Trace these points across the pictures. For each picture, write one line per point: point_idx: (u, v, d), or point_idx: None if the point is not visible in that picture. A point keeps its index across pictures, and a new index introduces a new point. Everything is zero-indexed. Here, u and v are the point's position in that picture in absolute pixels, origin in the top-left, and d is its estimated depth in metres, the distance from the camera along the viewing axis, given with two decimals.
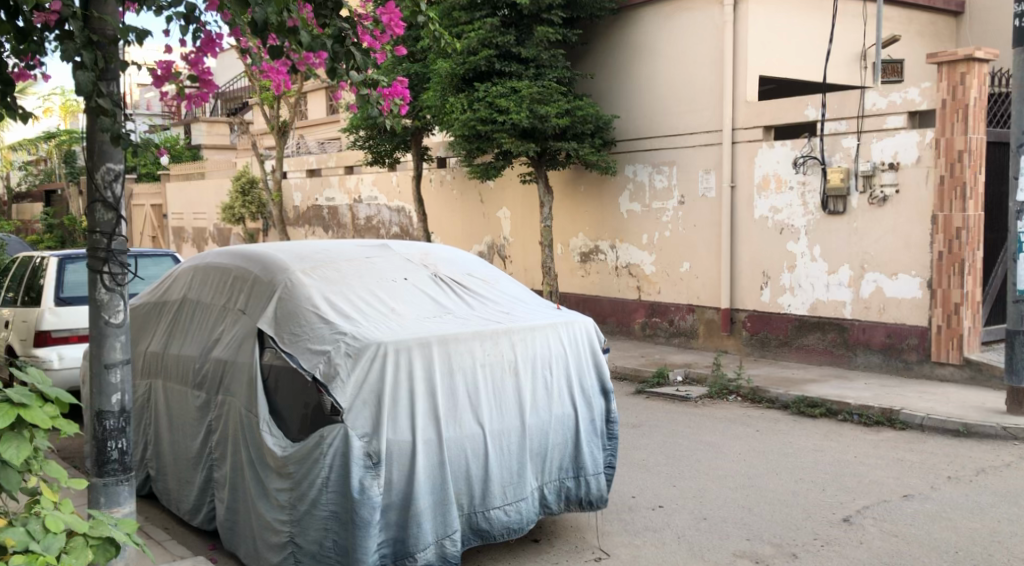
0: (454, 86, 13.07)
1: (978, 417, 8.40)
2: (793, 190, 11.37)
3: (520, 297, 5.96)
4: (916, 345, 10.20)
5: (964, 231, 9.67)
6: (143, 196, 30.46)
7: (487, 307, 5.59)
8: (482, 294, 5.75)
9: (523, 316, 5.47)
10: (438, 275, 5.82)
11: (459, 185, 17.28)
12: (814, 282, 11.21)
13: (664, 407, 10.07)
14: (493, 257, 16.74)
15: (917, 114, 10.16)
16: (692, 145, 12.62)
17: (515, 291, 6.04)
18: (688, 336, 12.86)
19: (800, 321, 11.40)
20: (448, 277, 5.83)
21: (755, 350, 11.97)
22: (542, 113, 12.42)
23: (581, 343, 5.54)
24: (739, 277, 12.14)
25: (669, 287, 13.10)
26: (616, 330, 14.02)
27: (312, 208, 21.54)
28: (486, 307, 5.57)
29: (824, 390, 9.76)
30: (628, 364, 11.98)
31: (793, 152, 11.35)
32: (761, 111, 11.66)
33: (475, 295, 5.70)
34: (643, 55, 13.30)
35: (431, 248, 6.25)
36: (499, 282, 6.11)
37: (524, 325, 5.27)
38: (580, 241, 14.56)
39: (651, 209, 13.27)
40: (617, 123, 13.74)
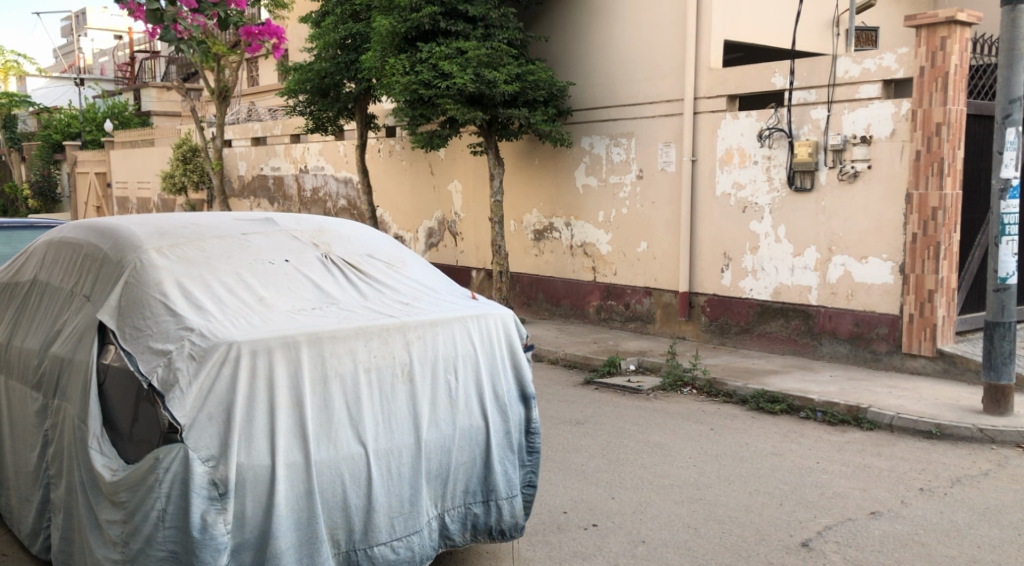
0: (397, 47, 12.05)
1: (953, 416, 7.63)
2: (757, 165, 10.52)
3: (430, 282, 5.03)
4: (885, 335, 9.42)
5: (941, 211, 8.88)
6: (85, 163, 29.06)
7: (384, 295, 4.65)
8: (381, 279, 4.81)
9: (425, 307, 4.53)
10: (328, 257, 4.87)
11: (408, 156, 16.27)
12: (778, 265, 10.40)
13: (613, 400, 9.22)
14: (443, 232, 15.79)
15: (892, 83, 9.33)
16: (652, 115, 11.71)
17: (424, 276, 5.10)
18: (644, 321, 12.03)
19: (762, 306, 10.58)
20: (340, 259, 4.88)
21: (714, 337, 11.16)
22: (490, 78, 11.47)
23: (495, 340, 4.61)
24: (699, 258, 11.30)
25: (626, 267, 12.23)
26: (570, 313, 13.14)
27: (257, 177, 20.45)
28: (382, 295, 4.63)
29: (786, 383, 8.96)
30: (579, 351, 11.11)
31: (758, 123, 10.48)
32: (724, 78, 10.77)
33: (372, 280, 4.76)
34: (601, 18, 12.34)
35: (327, 224, 5.30)
36: (406, 264, 5.19)
37: (423, 319, 4.34)
38: (533, 217, 13.64)
39: (608, 184, 12.38)
40: (573, 91, 12.79)
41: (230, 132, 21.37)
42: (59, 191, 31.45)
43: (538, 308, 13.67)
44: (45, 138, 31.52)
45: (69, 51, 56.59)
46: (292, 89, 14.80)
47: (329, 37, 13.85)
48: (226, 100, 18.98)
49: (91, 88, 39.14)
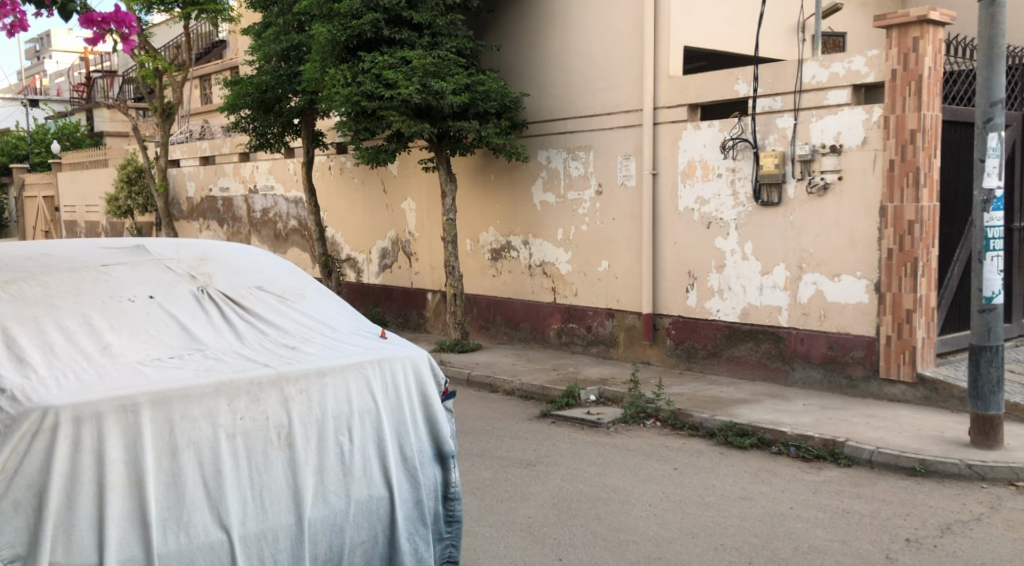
0: (338, 56, 11.31)
1: (937, 451, 6.94)
2: (721, 178, 9.85)
3: (331, 319, 4.26)
4: (861, 358, 8.74)
5: (917, 225, 8.24)
6: (33, 186, 28.00)
7: (270, 337, 3.85)
8: (271, 317, 4.03)
9: (317, 352, 3.74)
10: (208, 290, 4.07)
11: (359, 173, 15.53)
12: (746, 284, 9.71)
13: (569, 435, 8.46)
14: (397, 253, 15.00)
15: (862, 89, 8.72)
16: (610, 127, 11.03)
17: (329, 311, 4.31)
18: (607, 346, 11.28)
19: (730, 328, 9.87)
20: (223, 292, 4.08)
21: (681, 362, 10.42)
22: (436, 89, 10.71)
23: (405, 390, 3.83)
24: (663, 277, 10.58)
25: (586, 288, 11.50)
26: (530, 337, 12.35)
27: (206, 198, 19.90)
28: (268, 337, 3.85)
29: (757, 414, 8.24)
30: (536, 380, 10.34)
31: (721, 134, 9.82)
32: (685, 86, 10.11)
33: (255, 319, 3.98)
34: (556, 25, 11.66)
35: (213, 251, 4.52)
36: (306, 297, 4.42)
37: (309, 368, 3.56)
38: (490, 236, 12.88)
39: (566, 201, 11.66)
40: (528, 102, 12.09)
41: (176, 152, 20.74)
42: (7, 215, 30.38)
43: (496, 333, 12.87)
44: None
45: (26, 72, 55.42)
46: (232, 104, 14.00)
47: (270, 48, 13.12)
48: (170, 118, 18.21)
49: (41, 108, 38.10)
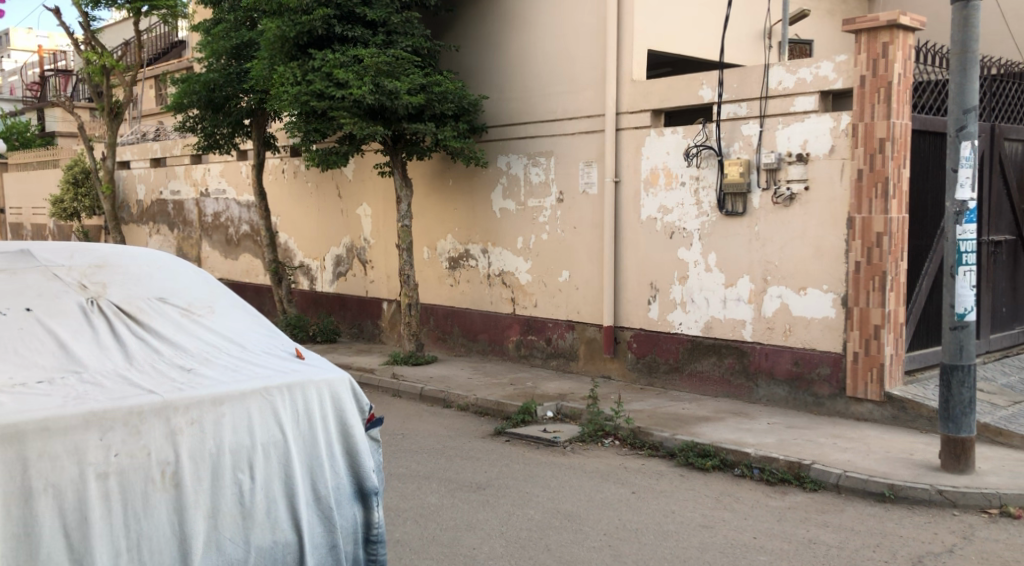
0: (287, 53, 11.01)
1: (907, 475, 6.59)
2: (684, 186, 9.48)
3: (240, 335, 4.17)
4: (827, 376, 8.39)
5: (886, 237, 7.92)
6: None
7: (167, 359, 3.82)
8: (172, 334, 3.97)
9: (216, 379, 3.75)
10: (106, 303, 3.96)
11: (314, 178, 15.08)
12: (709, 297, 9.33)
13: (523, 455, 8.01)
14: (352, 261, 14.51)
15: (830, 95, 8.40)
16: (571, 132, 10.63)
17: (237, 324, 4.23)
18: (566, 359, 10.82)
19: (692, 342, 9.47)
20: (122, 305, 3.98)
21: (642, 377, 9.98)
22: (390, 89, 10.31)
23: (312, 420, 3.90)
24: (624, 289, 10.18)
25: (546, 299, 11.06)
26: (487, 349, 11.84)
27: (157, 202, 20.14)
28: (167, 360, 3.81)
29: (720, 434, 7.85)
30: (492, 395, 9.89)
31: (685, 141, 9.45)
32: (648, 91, 9.74)
33: (151, 338, 3.89)
34: (516, 26, 11.27)
35: (114, 255, 4.28)
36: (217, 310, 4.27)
37: (204, 402, 3.61)
38: (448, 243, 12.37)
39: (526, 208, 11.23)
40: (487, 105, 11.66)
41: (126, 153, 21.00)
42: None
43: (453, 345, 12.32)
44: None
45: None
46: (179, 102, 13.71)
47: (220, 45, 12.84)
48: (119, 117, 18.27)
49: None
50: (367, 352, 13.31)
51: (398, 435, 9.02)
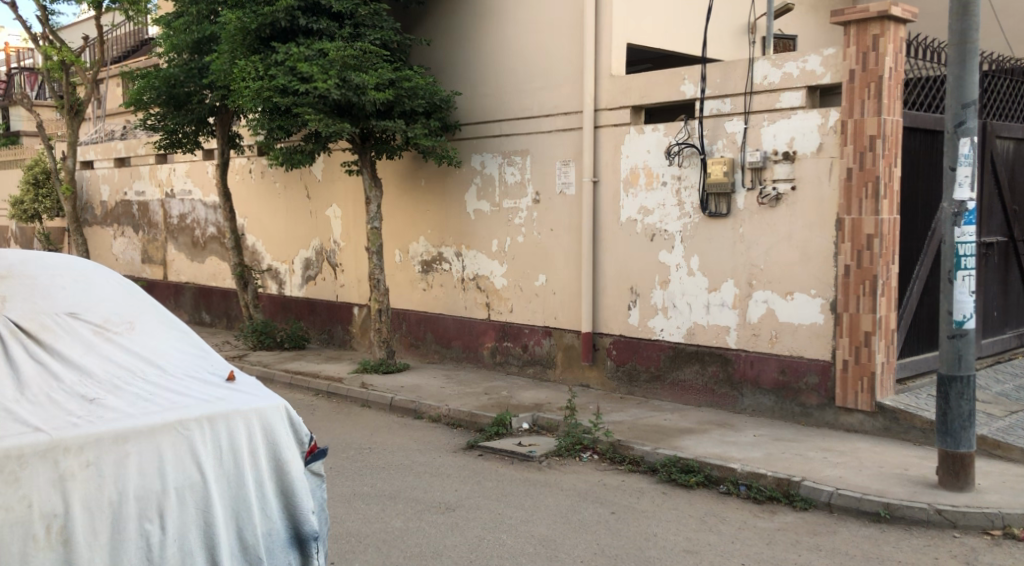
0: (250, 47, 10.68)
1: (903, 493, 6.18)
2: (665, 186, 9.05)
3: (163, 357, 4.20)
4: (816, 385, 7.99)
5: (877, 239, 7.53)
6: None
7: (76, 391, 3.77)
8: (86, 364, 3.94)
9: (126, 412, 3.70)
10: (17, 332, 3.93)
11: (282, 178, 14.60)
12: (691, 302, 8.91)
13: (495, 472, 7.57)
14: (321, 264, 14.02)
15: (818, 90, 8.00)
16: (547, 130, 10.19)
17: (158, 349, 4.22)
18: (543, 367, 10.35)
19: (674, 349, 9.03)
20: (34, 333, 3.96)
21: (622, 386, 9.53)
22: (356, 83, 9.84)
23: (235, 458, 3.83)
24: (603, 293, 9.73)
25: (522, 304, 10.58)
26: (461, 356, 11.33)
27: (121, 203, 20.22)
28: (76, 391, 3.77)
29: (704, 447, 7.42)
30: (464, 405, 9.43)
31: (666, 139, 9.03)
32: (628, 86, 9.31)
33: (63, 368, 3.86)
34: (489, 20, 10.82)
35: (35, 279, 4.27)
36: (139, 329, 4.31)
37: (110, 440, 3.54)
38: (420, 246, 11.83)
39: (501, 210, 10.76)
40: (459, 102, 11.20)
41: (90, 152, 20.97)
42: None
43: (426, 351, 11.78)
44: None
45: None
46: (138, 98, 13.35)
47: (179, 38, 12.55)
48: (79, 113, 18.54)
49: None
50: (336, 359, 12.82)
51: (364, 449, 8.57)
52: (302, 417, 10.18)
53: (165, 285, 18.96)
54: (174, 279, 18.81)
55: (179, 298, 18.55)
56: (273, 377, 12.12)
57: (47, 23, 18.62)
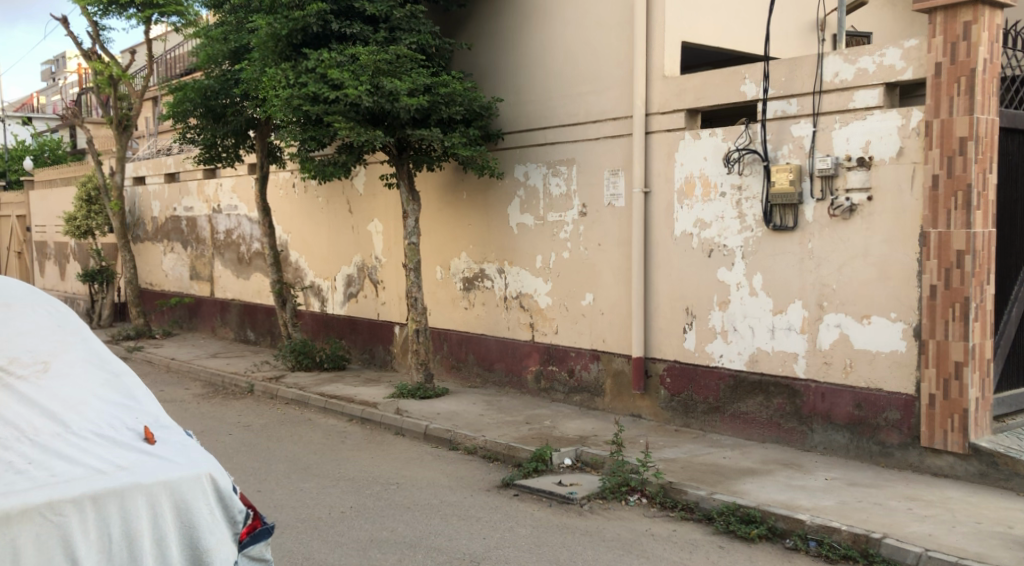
0: (281, 53, 10.18)
1: (1008, 559, 5.21)
2: (724, 197, 8.18)
3: (83, 416, 4.10)
4: (897, 422, 7.02)
5: (969, 256, 6.57)
6: (13, 205, 27.90)
7: None
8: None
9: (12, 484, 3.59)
10: None
11: (325, 192, 14.08)
12: (754, 325, 8.00)
13: (530, 516, 6.77)
14: (363, 281, 13.41)
15: (898, 87, 7.08)
16: (595, 137, 9.40)
17: (77, 407, 4.14)
18: (591, 394, 9.50)
19: (735, 378, 8.13)
20: None
21: (677, 417, 8.63)
22: (389, 89, 9.21)
23: (128, 545, 3.66)
24: (655, 315, 8.86)
25: (568, 325, 9.78)
26: (505, 381, 10.55)
27: (171, 218, 20.02)
28: None
29: (767, 493, 6.52)
30: (503, 437, 8.66)
31: (725, 144, 8.16)
32: (682, 88, 8.48)
33: None
34: (533, 21, 10.11)
35: None
36: (62, 376, 4.27)
37: None
38: (462, 262, 11.11)
39: (546, 224, 9.99)
40: (502, 109, 10.49)
41: (142, 168, 20.91)
42: None
43: (468, 374, 11.03)
44: None
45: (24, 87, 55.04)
46: (175, 110, 13.01)
47: (216, 48, 12.17)
48: (128, 129, 18.44)
49: (22, 122, 37.26)
50: (374, 381, 12.14)
51: (392, 485, 7.87)
52: (332, 445, 9.54)
53: (211, 302, 18.61)
54: (220, 295, 18.47)
55: (225, 315, 18.18)
56: (308, 401, 11.53)
57: (99, 39, 18.49)
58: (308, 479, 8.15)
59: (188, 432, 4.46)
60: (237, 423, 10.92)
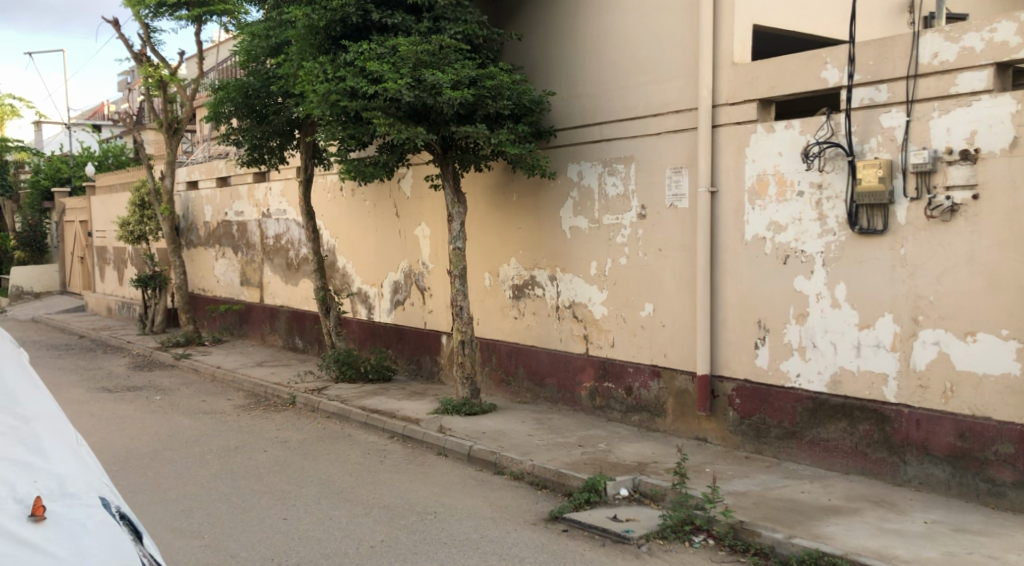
0: (320, 47, 9.59)
1: None
2: (802, 197, 7.27)
3: None
4: (1010, 456, 6.06)
5: None
6: (74, 211, 28.12)
7: None
8: None
9: None
10: None
11: (372, 195, 13.48)
12: (836, 340, 7.08)
13: (581, 557, 5.97)
14: (410, 288, 12.75)
15: (1009, 69, 6.15)
16: (655, 132, 8.56)
17: None
18: (650, 414, 8.64)
19: (815, 400, 7.21)
20: None
21: (747, 442, 7.73)
22: (431, 82, 8.50)
23: None
24: (722, 329, 7.97)
25: (626, 338, 8.95)
26: (556, 397, 9.74)
27: (222, 223, 19.68)
28: None
29: (856, 539, 5.62)
30: (554, 461, 7.86)
31: (803, 137, 7.26)
32: (754, 75, 7.61)
33: None
34: (588, 7, 9.31)
35: None
36: None
37: None
38: (511, 268, 10.34)
39: (601, 227, 9.17)
40: (554, 104, 9.71)
41: (195, 173, 20.67)
42: (48, 240, 30.33)
43: (517, 389, 10.26)
44: (33, 183, 30.21)
45: None
46: (217, 110, 12.56)
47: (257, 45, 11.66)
48: (178, 132, 18.18)
49: (90, 129, 37.70)
50: (419, 395, 11.44)
51: (429, 515, 7.14)
52: (370, 465, 8.83)
53: (261, 308, 18.17)
54: (270, 302, 18.01)
55: (274, 322, 17.72)
56: (349, 415, 10.87)
57: (150, 41, 18.26)
58: (339, 506, 7.46)
59: (106, 498, 3.87)
60: (274, 438, 10.31)
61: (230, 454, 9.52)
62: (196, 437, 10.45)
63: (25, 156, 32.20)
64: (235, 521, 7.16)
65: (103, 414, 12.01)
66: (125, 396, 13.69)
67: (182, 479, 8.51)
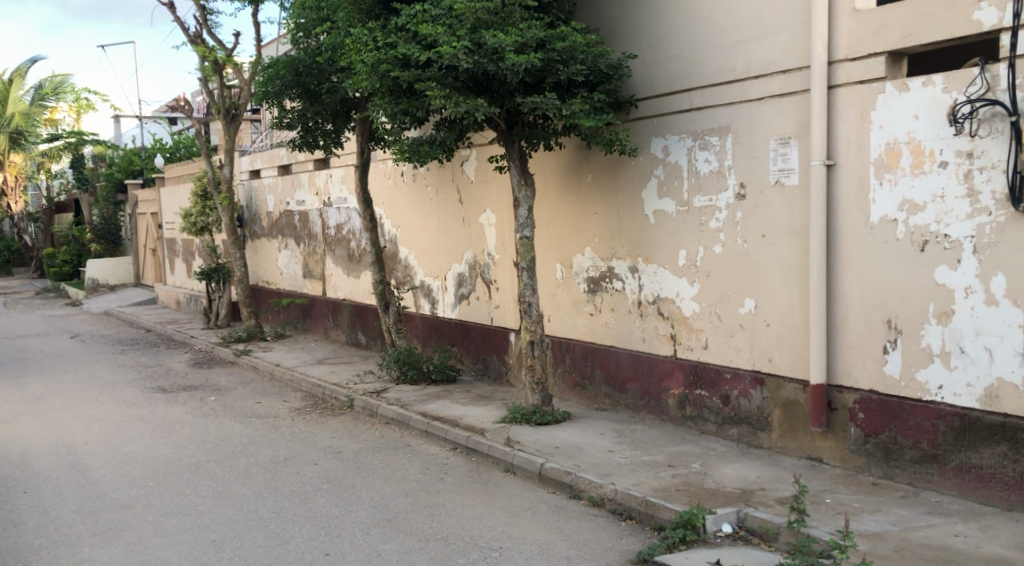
0: (369, 12, 8.61)
1: None
2: (948, 169, 5.94)
3: None
4: None
5: None
6: (146, 203, 27.84)
7: None
8: None
9: None
10: None
11: (434, 180, 12.43)
12: (993, 344, 5.75)
13: None
14: (475, 280, 11.69)
15: None
16: (757, 98, 7.29)
17: None
18: (752, 428, 7.39)
19: (963, 418, 5.89)
20: None
21: (874, 466, 6.43)
22: (492, 45, 7.36)
23: None
24: (841, 331, 6.65)
25: (721, 339, 7.71)
26: (639, 405, 8.55)
27: (284, 213, 18.91)
28: None
29: None
30: (642, 486, 6.68)
31: (947, 96, 5.93)
32: (883, 22, 6.28)
33: None
34: None
35: None
36: None
37: None
38: (586, 259, 9.17)
39: (691, 210, 7.92)
40: (635, 70, 8.48)
41: (258, 162, 19.97)
42: (121, 233, 30.21)
43: (594, 395, 9.08)
44: (107, 176, 30.10)
45: None
46: (267, 90, 11.67)
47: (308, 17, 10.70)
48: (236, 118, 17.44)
49: (163, 122, 37.62)
50: (485, 400, 10.37)
51: (494, 553, 6.03)
52: (429, 483, 7.78)
53: (324, 302, 17.34)
54: (333, 295, 17.18)
55: (337, 316, 16.87)
56: (409, 422, 9.85)
57: (206, 24, 17.51)
58: (389, 538, 6.42)
59: None
60: (328, 448, 9.35)
61: (277, 468, 8.57)
62: (244, 446, 9.57)
63: (100, 149, 32.15)
64: (269, 556, 6.17)
65: (151, 419, 11.24)
66: (180, 397, 12.94)
67: (220, 499, 7.58)
